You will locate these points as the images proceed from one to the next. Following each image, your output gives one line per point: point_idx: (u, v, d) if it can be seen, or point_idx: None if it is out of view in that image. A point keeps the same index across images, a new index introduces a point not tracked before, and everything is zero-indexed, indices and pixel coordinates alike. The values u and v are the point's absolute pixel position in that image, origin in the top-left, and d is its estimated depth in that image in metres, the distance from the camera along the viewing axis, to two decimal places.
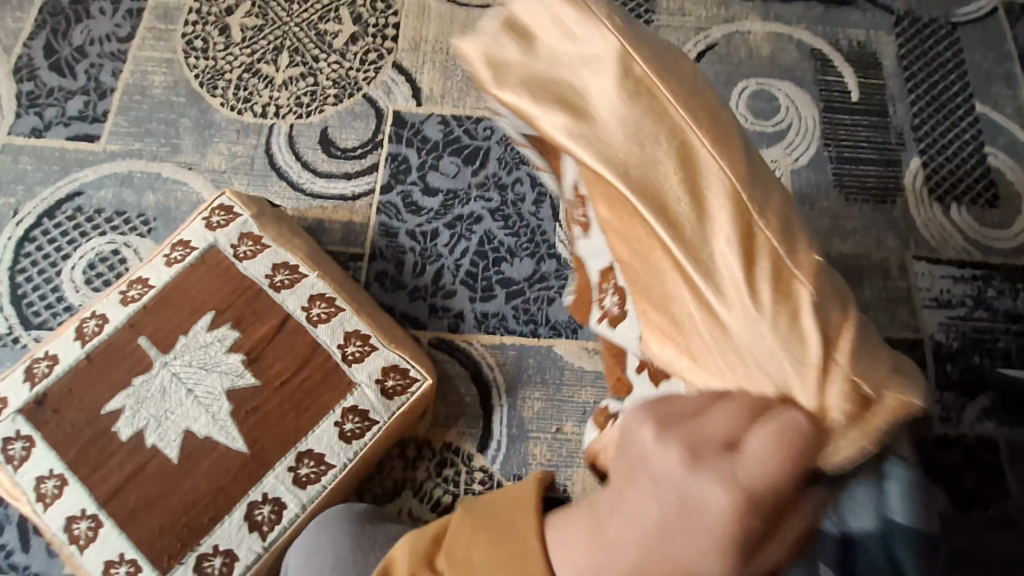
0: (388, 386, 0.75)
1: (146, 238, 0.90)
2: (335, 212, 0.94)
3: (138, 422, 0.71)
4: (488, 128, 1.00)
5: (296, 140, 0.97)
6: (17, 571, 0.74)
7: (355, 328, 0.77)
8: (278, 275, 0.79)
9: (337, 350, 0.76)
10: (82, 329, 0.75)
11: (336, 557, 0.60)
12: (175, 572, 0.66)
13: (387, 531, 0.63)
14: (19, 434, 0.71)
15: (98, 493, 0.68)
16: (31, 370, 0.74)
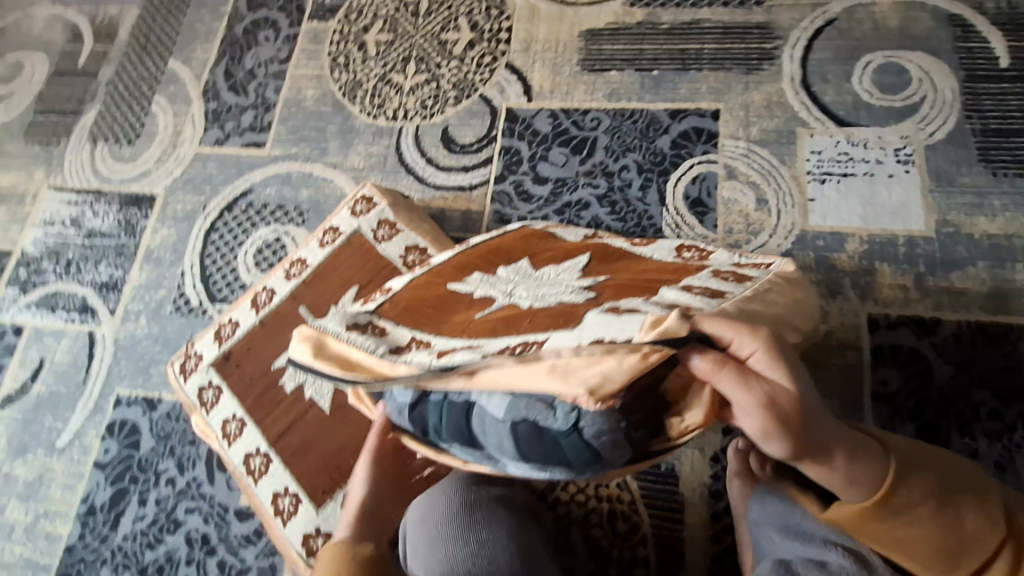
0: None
1: (301, 228, 1.06)
2: (456, 202, 1.03)
3: (299, 376, 0.83)
4: (595, 119, 1.06)
5: (422, 139, 1.09)
6: (206, 499, 0.91)
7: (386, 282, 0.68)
8: (410, 257, 0.89)
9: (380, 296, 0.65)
10: (256, 300, 0.91)
11: (451, 515, 0.67)
12: (328, 505, 0.78)
13: (491, 493, 0.72)
14: (211, 383, 0.87)
15: (269, 435, 0.81)
16: (219, 332, 0.90)
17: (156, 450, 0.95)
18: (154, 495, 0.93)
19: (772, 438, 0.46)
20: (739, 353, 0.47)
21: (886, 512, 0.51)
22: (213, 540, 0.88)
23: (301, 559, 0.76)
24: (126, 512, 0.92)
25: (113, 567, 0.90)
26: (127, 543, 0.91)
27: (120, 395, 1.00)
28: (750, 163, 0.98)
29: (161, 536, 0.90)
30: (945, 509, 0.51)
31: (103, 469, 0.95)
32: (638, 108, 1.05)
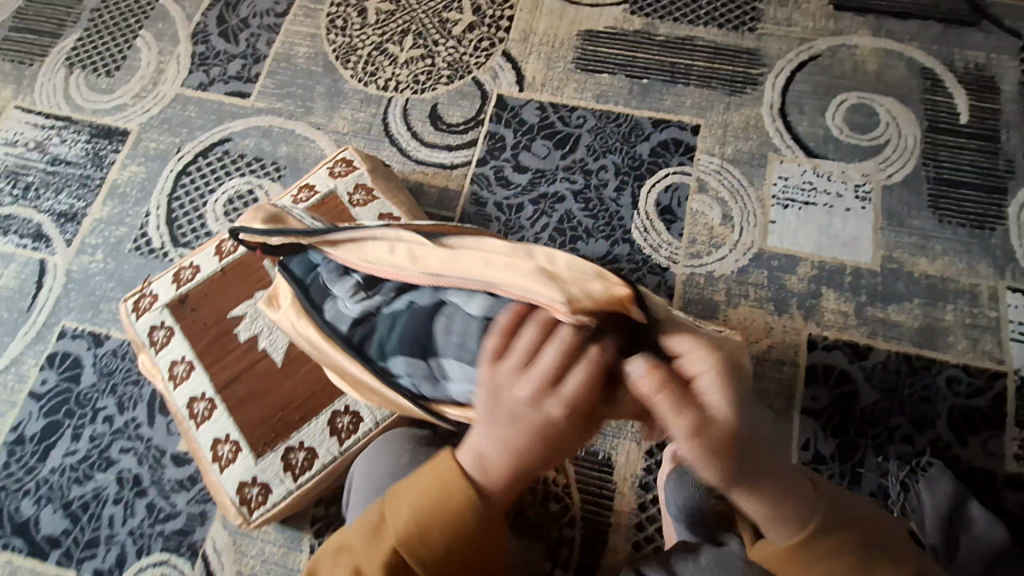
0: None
1: (276, 183, 1.05)
2: (435, 178, 1.04)
3: (255, 328, 0.83)
4: (581, 117, 1.08)
5: (409, 113, 1.10)
6: (143, 440, 0.89)
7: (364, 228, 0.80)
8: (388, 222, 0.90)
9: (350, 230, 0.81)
10: (221, 248, 0.90)
11: (395, 466, 0.68)
12: (267, 456, 0.78)
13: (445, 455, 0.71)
14: (164, 324, 0.85)
15: (217, 381, 0.81)
16: (178, 275, 0.88)
17: (97, 387, 0.93)
18: (90, 431, 0.90)
19: (563, 389, 0.42)
20: (688, 372, 0.44)
21: (802, 554, 0.51)
22: (145, 481, 0.87)
23: (234, 506, 0.77)
24: (57, 445, 0.90)
25: (36, 499, 0.87)
26: (53, 477, 0.88)
27: (65, 327, 0.97)
28: (721, 179, 1.02)
29: (91, 473, 0.88)
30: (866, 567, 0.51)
31: (37, 399, 0.92)
32: (624, 113, 1.08)
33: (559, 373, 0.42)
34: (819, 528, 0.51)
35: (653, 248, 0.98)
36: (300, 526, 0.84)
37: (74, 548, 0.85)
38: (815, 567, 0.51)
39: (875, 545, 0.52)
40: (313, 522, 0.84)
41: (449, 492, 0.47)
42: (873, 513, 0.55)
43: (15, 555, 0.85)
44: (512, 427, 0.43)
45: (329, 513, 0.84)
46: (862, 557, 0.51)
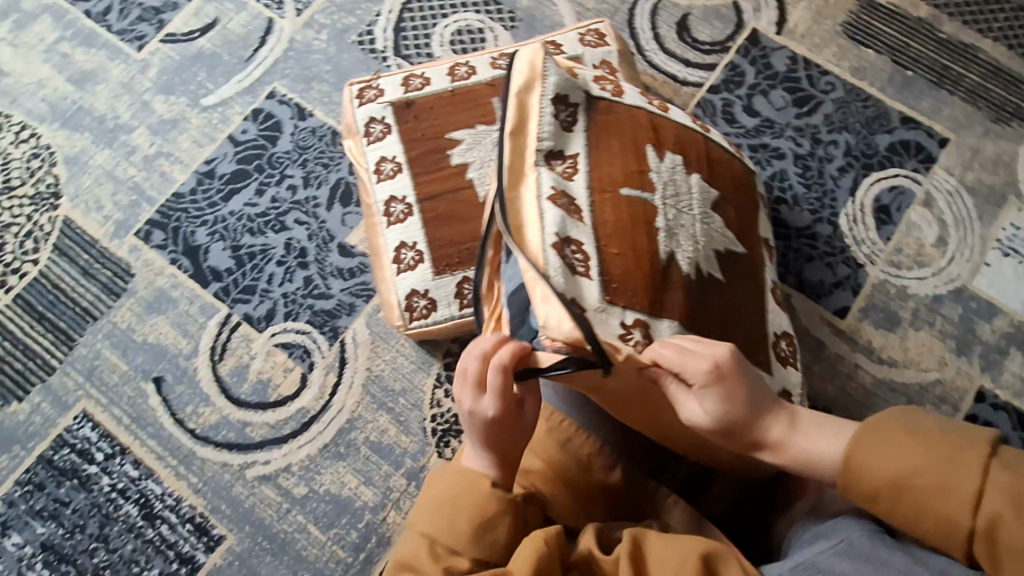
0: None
1: (507, 32, 1.02)
2: (662, 87, 1.01)
3: (469, 157, 0.83)
4: (829, 84, 1.02)
5: (658, 13, 1.04)
6: (317, 220, 0.93)
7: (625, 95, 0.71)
8: (653, 100, 0.74)
9: (625, 103, 0.70)
10: (455, 70, 0.88)
11: None
12: (445, 277, 0.80)
13: None
14: (383, 120, 0.86)
15: (420, 191, 0.82)
16: (407, 80, 0.88)
17: (290, 155, 0.95)
18: (273, 192, 0.94)
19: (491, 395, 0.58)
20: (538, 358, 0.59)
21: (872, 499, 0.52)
22: (310, 256, 0.91)
23: (399, 308, 0.81)
24: (241, 192, 0.94)
25: (211, 232, 0.92)
26: (231, 219, 0.93)
27: (275, 89, 0.99)
28: (950, 203, 0.96)
29: (264, 230, 0.92)
30: (922, 492, 0.49)
31: (235, 145, 0.96)
32: (875, 96, 1.01)
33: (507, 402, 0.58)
34: (876, 475, 0.51)
35: (856, 240, 0.94)
36: (433, 353, 0.87)
37: (233, 287, 0.90)
38: (902, 509, 0.50)
39: (911, 463, 0.50)
40: (447, 353, 0.87)
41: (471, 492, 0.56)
42: (901, 428, 0.52)
43: (179, 271, 0.90)
44: (493, 448, 0.59)
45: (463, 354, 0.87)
46: (893, 479, 0.50)
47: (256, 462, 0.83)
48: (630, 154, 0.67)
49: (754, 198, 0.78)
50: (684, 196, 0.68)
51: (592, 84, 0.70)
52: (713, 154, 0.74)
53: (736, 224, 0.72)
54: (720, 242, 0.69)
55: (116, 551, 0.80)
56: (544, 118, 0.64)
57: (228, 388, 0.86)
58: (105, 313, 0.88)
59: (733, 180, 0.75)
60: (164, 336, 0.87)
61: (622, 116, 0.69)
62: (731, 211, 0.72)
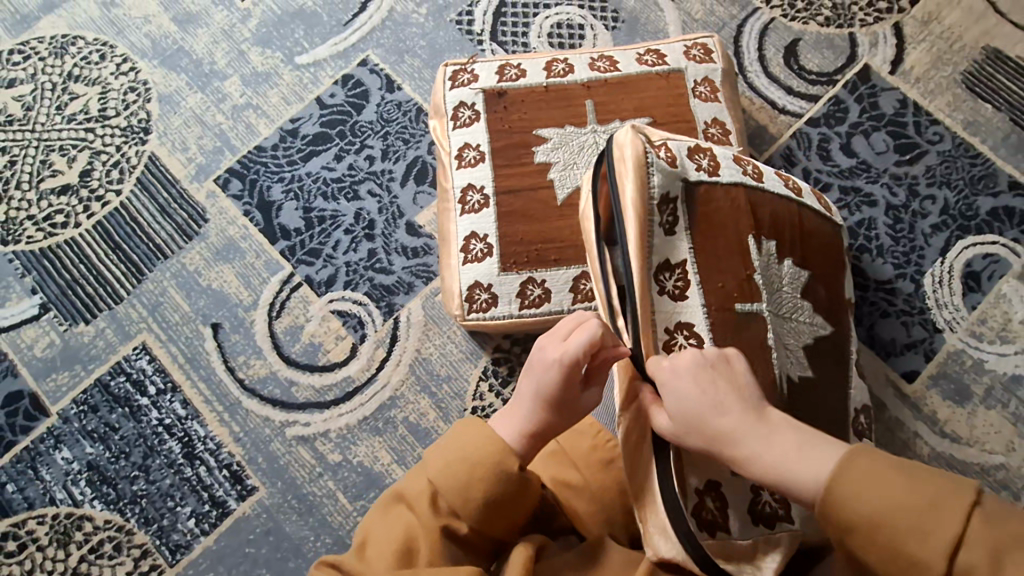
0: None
1: (608, 32, 1.00)
2: (759, 112, 0.97)
3: (552, 157, 0.82)
4: (937, 134, 0.96)
5: (767, 34, 1.00)
6: (389, 194, 0.93)
7: (721, 169, 0.66)
8: (745, 159, 0.68)
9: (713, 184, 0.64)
10: (552, 65, 0.87)
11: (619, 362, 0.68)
12: (509, 274, 0.79)
13: None
14: (472, 106, 0.85)
15: (498, 183, 0.81)
16: (502, 69, 0.87)
17: (372, 126, 0.96)
18: (350, 160, 0.94)
19: (568, 342, 0.58)
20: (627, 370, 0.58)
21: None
22: (377, 229, 0.91)
23: (459, 298, 0.80)
24: (320, 155, 0.94)
25: (286, 189, 0.93)
26: (307, 180, 0.93)
27: (368, 57, 0.99)
28: None
29: (336, 196, 0.93)
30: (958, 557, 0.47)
31: (321, 107, 0.96)
32: (986, 155, 0.95)
33: (560, 370, 0.58)
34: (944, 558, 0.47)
35: (937, 304, 0.89)
36: (484, 346, 0.87)
37: (299, 247, 0.91)
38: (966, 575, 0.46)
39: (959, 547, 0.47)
40: (497, 349, 0.86)
41: (487, 470, 0.56)
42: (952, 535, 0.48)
43: (251, 223, 0.91)
44: (535, 420, 0.59)
45: (512, 351, 0.86)
46: (880, 517, 0.43)
47: (296, 423, 0.84)
48: (740, 262, 0.62)
49: (842, 258, 0.72)
50: (785, 295, 0.64)
51: (688, 163, 0.64)
52: (806, 222, 0.69)
53: (830, 301, 0.68)
54: (816, 336, 0.65)
55: (154, 483, 0.83)
56: (651, 225, 0.60)
57: (281, 345, 0.87)
58: (176, 253, 0.91)
59: (823, 246, 0.69)
60: (228, 284, 0.89)
61: (719, 201, 0.64)
62: (823, 285, 0.68)
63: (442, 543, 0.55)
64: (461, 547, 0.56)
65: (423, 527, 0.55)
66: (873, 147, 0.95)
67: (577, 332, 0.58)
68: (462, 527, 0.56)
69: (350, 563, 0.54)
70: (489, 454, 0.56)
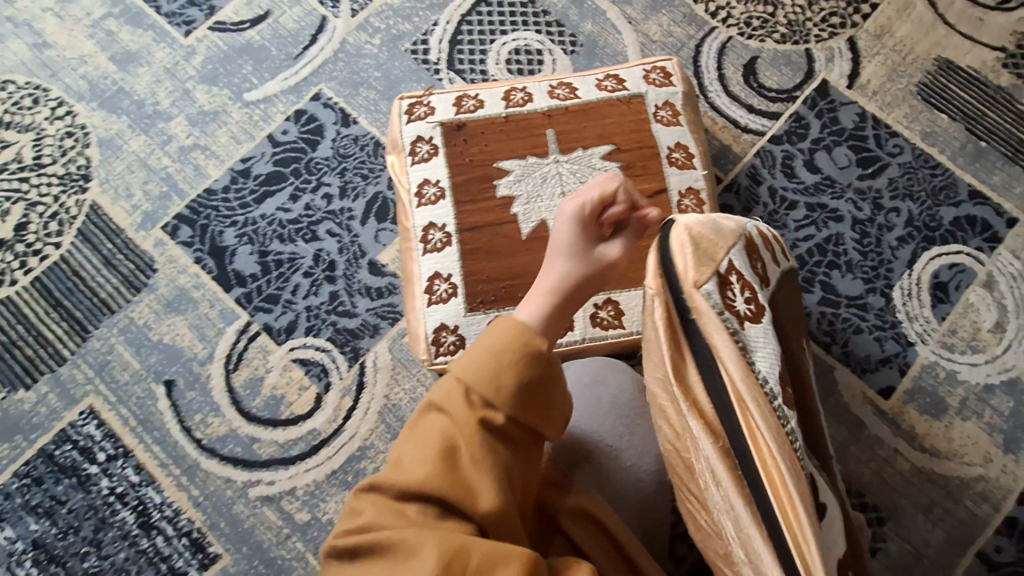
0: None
1: (567, 56, 0.99)
2: (722, 132, 0.96)
3: (516, 190, 0.80)
4: (897, 147, 0.96)
5: (726, 53, 1.00)
6: (349, 233, 0.89)
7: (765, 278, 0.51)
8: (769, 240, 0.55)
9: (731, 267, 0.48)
10: (510, 95, 0.85)
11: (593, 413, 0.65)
12: (477, 314, 0.76)
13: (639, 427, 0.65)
14: (431, 140, 0.83)
15: (461, 221, 0.79)
16: (460, 101, 0.84)
17: (328, 162, 0.92)
18: (306, 199, 0.90)
19: (574, 202, 0.66)
20: (620, 205, 0.66)
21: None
22: (338, 271, 0.87)
23: (426, 342, 0.77)
24: (274, 195, 0.90)
25: (239, 234, 0.89)
26: (261, 222, 0.89)
27: (321, 90, 0.95)
28: (1014, 287, 0.90)
29: (294, 237, 0.89)
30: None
31: (273, 145, 0.92)
32: (945, 165, 0.96)
33: (586, 207, 0.65)
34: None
35: (908, 316, 0.89)
36: None
37: (255, 294, 0.86)
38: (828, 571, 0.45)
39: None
40: None
41: (518, 354, 0.51)
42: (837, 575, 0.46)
43: (203, 271, 0.87)
44: (561, 292, 0.62)
45: None
46: None
47: (260, 482, 0.80)
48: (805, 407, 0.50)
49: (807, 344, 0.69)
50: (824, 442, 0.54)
51: (744, 281, 0.48)
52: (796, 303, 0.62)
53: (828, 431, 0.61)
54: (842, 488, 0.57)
55: (108, 559, 0.77)
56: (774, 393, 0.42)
57: (240, 399, 0.82)
58: (123, 307, 0.85)
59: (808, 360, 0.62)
60: (180, 337, 0.84)
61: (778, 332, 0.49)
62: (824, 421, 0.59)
63: (479, 441, 0.49)
64: (500, 440, 0.50)
65: (458, 428, 0.49)
66: (836, 161, 0.95)
67: (591, 188, 0.66)
68: (496, 418, 0.50)
69: (386, 477, 0.49)
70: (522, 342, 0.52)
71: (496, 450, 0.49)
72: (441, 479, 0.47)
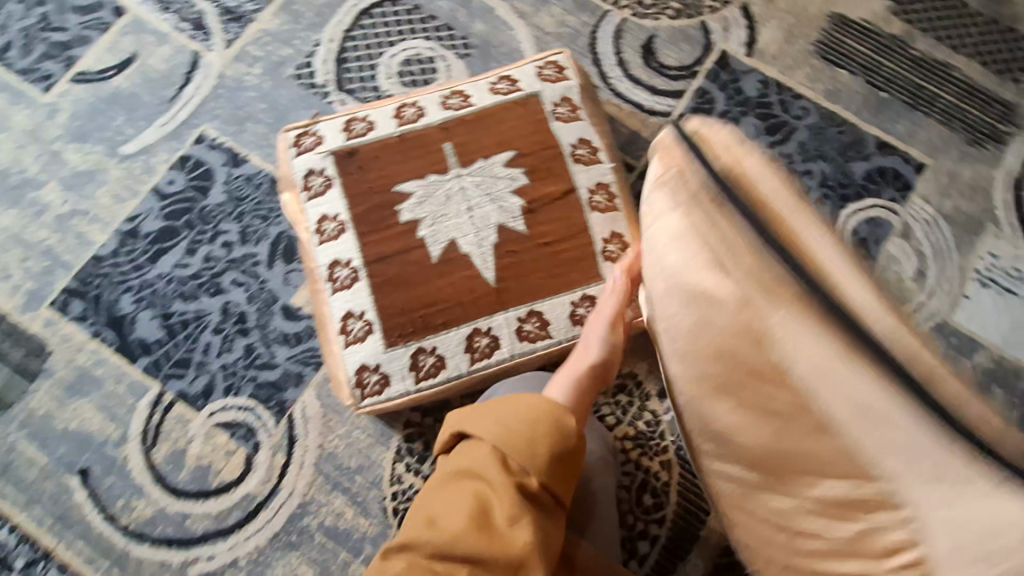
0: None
1: (461, 61, 0.95)
2: (629, 118, 0.94)
3: (419, 212, 0.76)
4: (803, 109, 0.96)
5: (622, 36, 0.97)
6: (257, 280, 0.84)
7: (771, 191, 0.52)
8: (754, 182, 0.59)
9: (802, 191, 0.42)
10: (402, 112, 0.81)
11: None
12: (397, 348, 0.72)
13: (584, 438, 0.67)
14: (323, 172, 0.78)
15: (366, 253, 0.74)
16: (349, 126, 0.80)
17: (223, 208, 0.86)
18: (205, 251, 0.85)
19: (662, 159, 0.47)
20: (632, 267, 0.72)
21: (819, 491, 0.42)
22: (249, 322, 0.83)
23: (348, 385, 0.73)
24: (169, 252, 0.85)
25: (137, 299, 0.83)
26: (159, 283, 0.83)
27: (204, 132, 0.89)
28: (929, 233, 0.92)
29: (197, 294, 0.83)
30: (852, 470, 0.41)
31: (160, 198, 0.86)
32: (849, 121, 0.96)
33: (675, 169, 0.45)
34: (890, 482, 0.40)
35: None
36: (394, 424, 0.80)
37: (164, 361, 0.81)
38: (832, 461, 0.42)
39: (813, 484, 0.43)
40: (408, 423, 0.80)
41: (544, 420, 0.54)
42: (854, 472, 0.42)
43: (103, 346, 0.81)
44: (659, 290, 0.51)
45: (424, 423, 0.80)
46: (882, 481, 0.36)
47: (198, 559, 0.75)
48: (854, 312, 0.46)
49: None
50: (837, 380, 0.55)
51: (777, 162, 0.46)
52: None
53: None
54: None
55: None
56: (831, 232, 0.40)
57: (164, 475, 0.77)
58: (19, 398, 0.79)
59: None
60: (88, 421, 0.79)
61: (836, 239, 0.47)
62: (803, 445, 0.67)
63: (518, 499, 0.49)
64: (536, 509, 0.50)
65: (493, 487, 0.49)
66: (745, 132, 0.94)
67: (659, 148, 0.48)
68: (531, 484, 0.51)
69: (422, 535, 0.47)
70: (548, 412, 0.54)
71: (538, 509, 0.50)
72: (475, 543, 0.46)
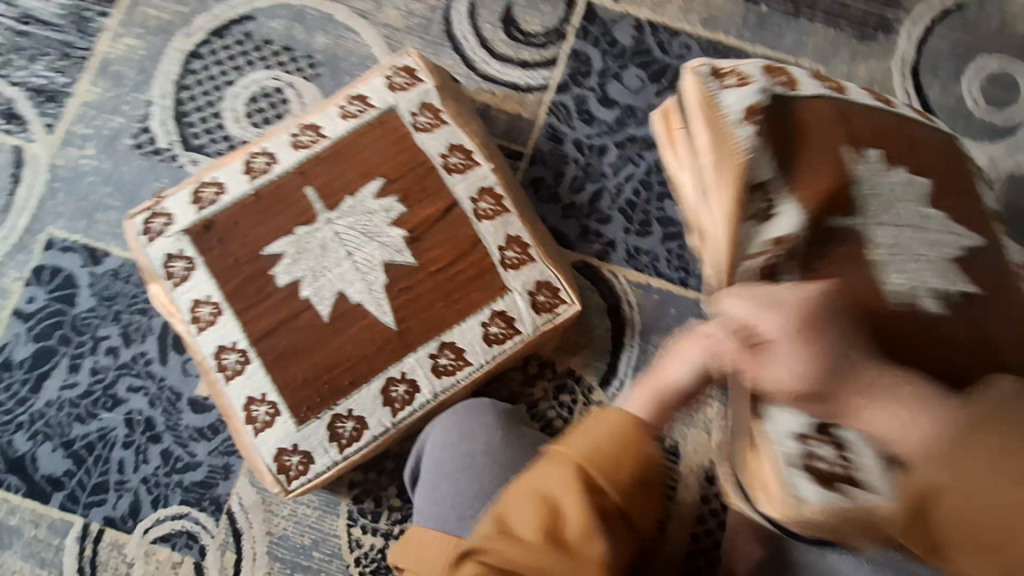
0: (538, 301, 0.73)
1: (311, 83, 0.86)
2: (504, 102, 0.87)
3: (296, 272, 0.70)
4: (684, 46, 0.90)
5: (477, 12, 0.89)
6: (155, 379, 0.78)
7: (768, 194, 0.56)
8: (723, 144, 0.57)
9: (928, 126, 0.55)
10: (250, 164, 0.73)
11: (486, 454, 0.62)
12: (311, 422, 0.68)
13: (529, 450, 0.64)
14: (182, 254, 0.71)
15: (251, 331, 0.69)
16: (198, 194, 0.72)
17: (96, 312, 0.79)
18: (90, 364, 0.78)
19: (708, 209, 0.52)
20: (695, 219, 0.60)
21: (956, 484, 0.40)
22: (159, 426, 0.77)
23: (270, 474, 0.68)
24: (52, 375, 0.78)
25: (31, 434, 0.76)
26: (50, 410, 0.77)
27: (51, 234, 0.80)
28: None
29: (95, 411, 0.77)
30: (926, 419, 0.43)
31: (25, 320, 0.79)
32: (734, 47, 0.90)
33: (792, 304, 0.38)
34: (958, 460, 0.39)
35: None
36: (338, 489, 0.76)
37: (80, 490, 0.75)
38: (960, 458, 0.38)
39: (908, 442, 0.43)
40: (353, 485, 0.76)
41: (602, 456, 0.47)
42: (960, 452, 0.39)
43: (10, 494, 0.75)
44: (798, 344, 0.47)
45: (369, 479, 0.77)
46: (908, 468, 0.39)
47: None
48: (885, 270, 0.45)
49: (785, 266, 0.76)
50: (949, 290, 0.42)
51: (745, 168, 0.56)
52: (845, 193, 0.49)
53: None
54: None
55: None
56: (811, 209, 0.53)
57: None
58: None
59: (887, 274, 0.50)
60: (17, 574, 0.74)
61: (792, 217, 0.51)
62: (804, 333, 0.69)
63: (493, 545, 0.44)
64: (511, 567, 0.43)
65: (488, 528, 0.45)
66: (630, 86, 0.88)
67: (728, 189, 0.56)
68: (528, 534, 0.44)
69: None
70: (614, 449, 0.47)
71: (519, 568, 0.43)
72: None
